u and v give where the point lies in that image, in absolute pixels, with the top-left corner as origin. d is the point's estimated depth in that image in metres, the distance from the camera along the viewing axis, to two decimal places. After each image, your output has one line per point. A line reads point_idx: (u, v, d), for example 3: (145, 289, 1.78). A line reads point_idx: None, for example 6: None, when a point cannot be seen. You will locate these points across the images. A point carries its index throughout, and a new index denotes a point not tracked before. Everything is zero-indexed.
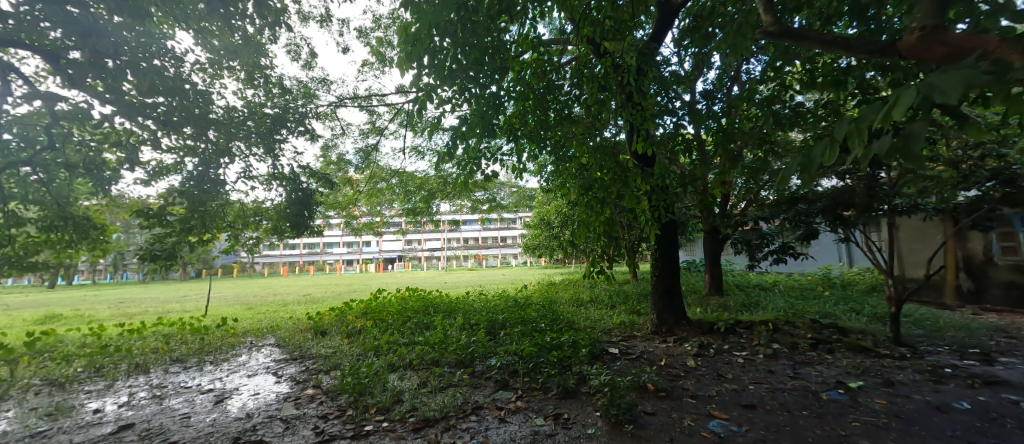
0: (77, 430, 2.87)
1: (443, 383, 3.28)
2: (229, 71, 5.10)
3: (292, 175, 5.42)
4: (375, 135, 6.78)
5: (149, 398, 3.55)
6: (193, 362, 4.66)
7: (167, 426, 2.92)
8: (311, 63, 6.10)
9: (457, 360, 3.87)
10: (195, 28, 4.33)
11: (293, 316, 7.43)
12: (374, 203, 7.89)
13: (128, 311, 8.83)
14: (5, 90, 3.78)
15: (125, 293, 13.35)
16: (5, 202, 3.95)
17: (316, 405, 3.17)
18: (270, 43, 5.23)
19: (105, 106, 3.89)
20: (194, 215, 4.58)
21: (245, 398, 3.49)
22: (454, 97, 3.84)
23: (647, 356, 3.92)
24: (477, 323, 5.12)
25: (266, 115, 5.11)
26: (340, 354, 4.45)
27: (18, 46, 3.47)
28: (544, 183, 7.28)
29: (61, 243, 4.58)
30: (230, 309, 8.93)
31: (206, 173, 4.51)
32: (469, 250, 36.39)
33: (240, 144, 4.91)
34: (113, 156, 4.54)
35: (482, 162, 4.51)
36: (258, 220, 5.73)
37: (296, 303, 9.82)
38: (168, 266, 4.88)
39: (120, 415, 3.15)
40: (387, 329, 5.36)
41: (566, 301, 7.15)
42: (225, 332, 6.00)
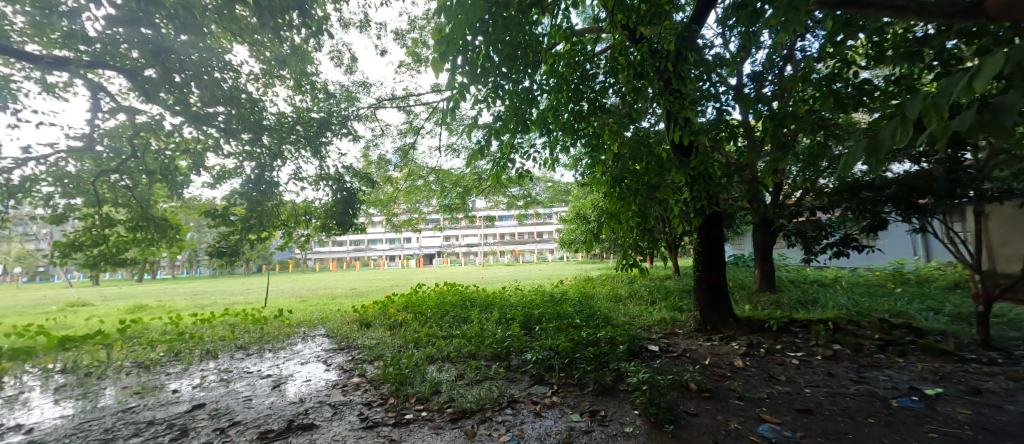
0: (159, 408, 3.20)
1: (479, 376, 3.31)
2: (280, 79, 5.48)
3: (338, 175, 5.72)
4: (412, 134, 7.00)
5: (217, 381, 3.90)
6: (254, 349, 5.05)
7: (233, 407, 3.19)
8: (353, 68, 6.41)
9: (493, 354, 3.90)
10: (249, 41, 4.84)
11: (341, 309, 7.85)
12: (413, 200, 8.13)
13: (201, 302, 9.72)
14: (96, 107, 4.27)
15: (197, 287, 14.75)
16: (99, 205, 4.52)
17: (361, 392, 3.34)
18: (316, 51, 5.56)
19: (176, 117, 4.31)
20: (253, 215, 4.97)
21: (298, 384, 3.74)
22: (487, 94, 3.87)
23: (690, 355, 3.74)
24: (513, 318, 5.12)
25: (312, 119, 5.41)
26: (383, 345, 4.64)
27: (108, 67, 3.94)
28: (579, 177, 7.15)
29: (145, 241, 5.05)
30: (286, 301, 9.60)
31: (262, 176, 4.83)
32: (505, 245, 36.68)
33: (291, 147, 5.26)
34: (184, 162, 5.02)
35: (516, 156, 4.49)
36: (308, 218, 6.08)
37: (344, 296, 10.33)
38: (232, 263, 5.30)
39: (194, 395, 3.49)
40: (426, 323, 5.51)
41: (605, 296, 6.99)
42: (281, 322, 6.46)
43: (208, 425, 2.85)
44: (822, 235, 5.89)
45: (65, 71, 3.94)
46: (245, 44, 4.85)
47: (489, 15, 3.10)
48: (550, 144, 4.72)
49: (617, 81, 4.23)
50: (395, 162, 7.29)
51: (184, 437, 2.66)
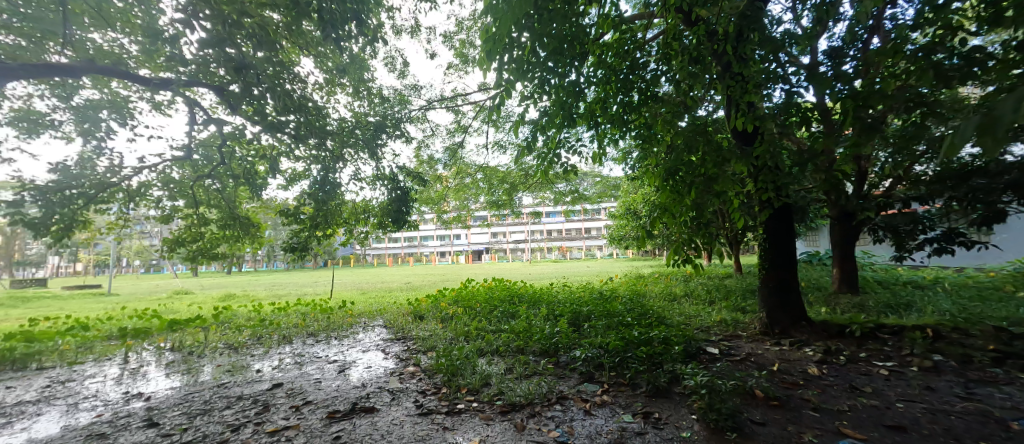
0: (246, 385, 3.60)
1: (527, 371, 3.32)
2: (340, 87, 5.90)
3: (392, 175, 6.01)
4: (460, 133, 7.17)
5: (293, 363, 4.31)
6: (323, 336, 5.50)
7: (305, 388, 3.50)
8: (405, 72, 6.72)
9: (542, 350, 3.89)
10: (314, 53, 5.29)
11: (397, 301, 8.30)
12: (462, 198, 8.34)
13: (277, 293, 10.78)
14: (192, 120, 4.88)
15: (275, 279, 16.39)
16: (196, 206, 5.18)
17: (416, 381, 3.51)
18: (372, 58, 5.89)
19: (255, 127, 4.79)
20: (320, 213, 5.42)
21: (360, 370, 4.02)
22: (533, 89, 3.85)
23: (756, 360, 3.46)
24: (561, 314, 5.08)
25: (369, 123, 5.71)
26: (435, 337, 4.83)
27: (200, 84, 4.48)
28: (629, 171, 6.90)
29: (233, 238, 5.67)
30: (350, 294, 10.34)
31: (326, 177, 5.22)
32: (553, 242, 36.43)
33: (351, 150, 5.63)
34: (262, 167, 5.58)
35: (563, 152, 4.43)
36: (366, 216, 6.48)
37: (400, 290, 10.91)
38: (303, 257, 5.80)
39: (273, 375, 3.88)
40: (476, 317, 5.63)
41: (659, 295, 6.69)
42: (345, 313, 6.97)
43: (286, 402, 3.16)
44: (918, 228, 5.17)
45: (168, 91, 4.54)
46: (310, 57, 5.30)
47: (534, 9, 3.09)
48: (598, 137, 4.59)
49: (670, 67, 4.01)
50: (445, 161, 7.52)
51: (266, 412, 2.98)
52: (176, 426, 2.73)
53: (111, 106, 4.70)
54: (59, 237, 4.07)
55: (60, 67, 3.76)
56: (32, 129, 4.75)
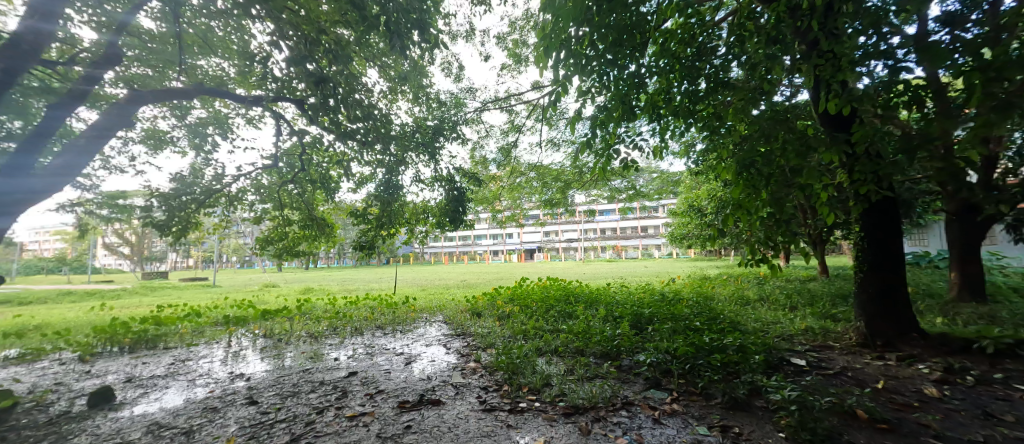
0: (326, 372, 3.94)
1: (589, 373, 3.27)
2: (401, 94, 6.23)
3: (450, 176, 6.20)
4: (514, 133, 7.23)
5: (365, 353, 4.65)
6: (389, 330, 5.86)
7: (377, 377, 3.76)
8: (461, 75, 6.92)
9: (603, 352, 3.81)
10: (379, 63, 5.63)
11: (455, 298, 8.59)
12: (516, 197, 8.42)
13: (347, 287, 11.66)
14: (277, 131, 5.43)
15: (343, 275, 17.76)
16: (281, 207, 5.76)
17: (478, 376, 3.62)
18: (430, 64, 6.14)
19: (330, 135, 5.21)
20: (385, 214, 5.76)
21: (425, 363, 4.22)
22: (591, 85, 3.78)
23: (853, 375, 3.10)
24: (621, 316, 4.94)
25: (428, 127, 5.95)
26: (494, 334, 4.93)
27: (284, 99, 4.96)
28: (693, 165, 6.51)
29: (311, 237, 6.23)
30: (410, 290, 10.90)
31: (391, 180, 5.53)
32: (606, 240, 35.50)
33: (412, 154, 5.91)
34: (335, 172, 6.05)
35: (621, 147, 4.29)
36: (426, 216, 6.78)
37: (456, 287, 11.28)
38: (370, 255, 6.21)
39: (349, 364, 4.21)
40: (533, 316, 5.65)
41: (728, 298, 6.23)
42: (408, 308, 7.35)
43: (361, 390, 3.42)
44: None
45: (258, 107, 5.09)
46: (375, 67, 5.65)
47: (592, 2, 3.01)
48: (660, 131, 4.37)
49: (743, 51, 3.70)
50: (499, 160, 7.64)
51: (345, 398, 3.24)
52: (272, 405, 3.07)
53: (214, 123, 5.38)
54: (177, 236, 4.74)
55: (178, 91, 4.20)
56: (157, 145, 5.60)
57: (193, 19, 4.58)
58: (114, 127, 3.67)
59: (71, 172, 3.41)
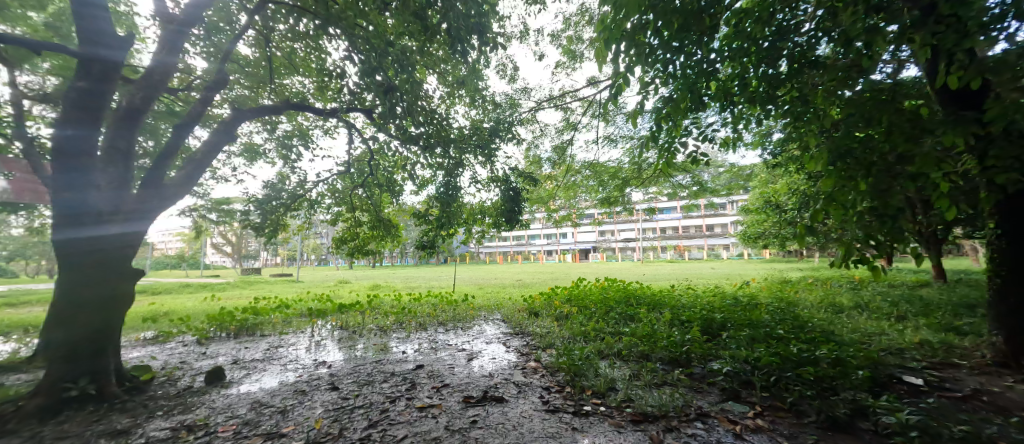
0: (395, 363, 4.18)
1: (657, 380, 3.13)
2: (458, 98, 6.42)
3: (505, 177, 6.21)
4: (569, 131, 7.13)
5: (429, 348, 4.86)
6: (450, 326, 6.07)
7: (442, 372, 3.91)
8: (515, 76, 6.97)
9: (671, 358, 3.62)
10: (438, 70, 5.85)
11: (511, 297, 8.69)
12: (571, 196, 8.29)
13: (409, 285, 12.29)
14: (349, 139, 5.86)
15: (405, 273, 18.77)
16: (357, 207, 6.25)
17: (539, 376, 3.62)
18: (485, 67, 6.25)
19: (395, 141, 5.51)
20: (445, 215, 5.97)
21: (486, 360, 4.31)
22: (655, 77, 3.60)
23: (986, 400, 2.63)
24: (689, 320, 4.66)
25: (485, 129, 6.05)
26: (553, 335, 4.90)
27: (355, 110, 5.34)
28: (769, 157, 5.94)
29: (378, 238, 6.64)
30: (468, 288, 11.22)
31: (451, 182, 5.71)
32: (666, 240, 33.75)
33: (470, 156, 6.05)
34: (399, 175, 6.40)
35: (687, 140, 4.03)
36: (482, 217, 6.91)
37: (512, 286, 11.40)
38: (431, 254, 6.48)
39: (415, 358, 4.43)
40: (592, 317, 5.53)
41: (814, 305, 5.61)
42: (467, 305, 7.57)
43: (428, 383, 3.57)
44: None
45: (334, 119, 5.54)
46: (435, 73, 5.87)
47: None
48: (731, 121, 4.04)
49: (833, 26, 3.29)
50: (553, 159, 7.57)
51: (414, 390, 3.41)
52: (350, 392, 3.32)
53: (298, 135, 5.96)
54: (269, 237, 5.32)
55: (269, 108, 4.64)
56: (250, 156, 6.32)
57: (279, 42, 5.09)
58: (221, 141, 4.12)
59: (188, 181, 3.84)
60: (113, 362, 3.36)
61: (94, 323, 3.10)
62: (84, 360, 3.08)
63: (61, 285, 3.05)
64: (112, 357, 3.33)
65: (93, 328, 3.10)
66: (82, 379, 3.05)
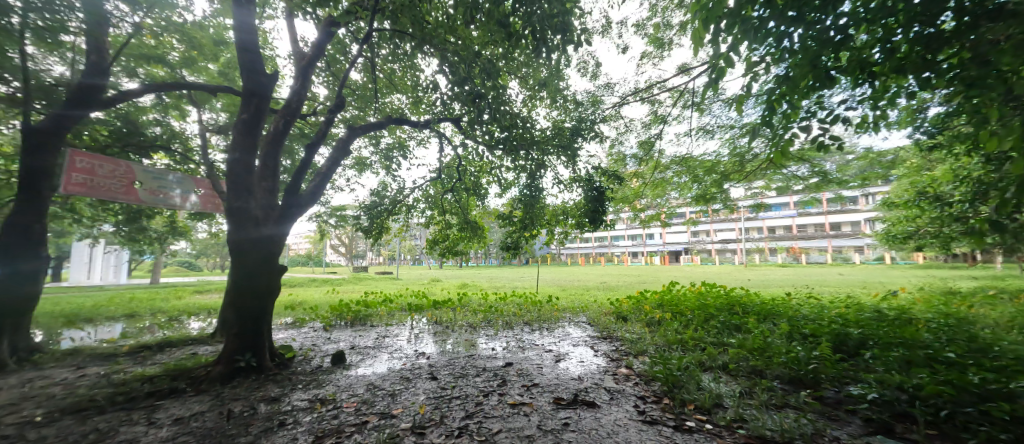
0: (486, 359, 4.33)
1: (776, 400, 2.76)
2: (540, 100, 6.46)
3: (588, 177, 6.01)
4: (657, 124, 6.70)
5: (517, 346, 4.95)
6: (536, 326, 6.11)
7: (531, 371, 3.94)
8: (597, 72, 6.78)
9: (791, 377, 3.16)
10: (519, 74, 5.95)
11: (596, 300, 8.44)
12: (660, 194, 7.77)
13: (494, 284, 12.70)
14: (439, 147, 6.27)
15: (490, 273, 19.48)
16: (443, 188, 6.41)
17: (633, 384, 3.44)
18: (567, 66, 6.18)
19: (480, 146, 5.73)
20: (528, 216, 6.03)
21: (574, 362, 4.24)
22: (764, 57, 3.21)
23: None
24: (813, 334, 4.01)
25: (566, 129, 5.92)
26: (645, 341, 4.63)
27: (444, 119, 5.69)
28: (921, 139, 4.85)
29: (466, 240, 6.93)
30: (551, 289, 11.20)
31: (533, 184, 5.72)
32: (773, 241, 29.72)
33: (551, 157, 5.99)
34: (484, 179, 6.65)
35: (808, 123, 3.47)
36: (565, 218, 6.78)
37: (596, 289, 11.07)
38: (515, 255, 6.58)
39: (505, 355, 4.54)
40: (689, 325, 5.10)
41: (996, 324, 4.40)
42: (551, 306, 7.55)
43: (518, 381, 3.63)
44: None
45: (427, 130, 5.99)
46: (517, 77, 5.99)
47: None
48: (869, 99, 3.38)
49: None
50: (639, 156, 7.16)
51: (505, 386, 3.49)
52: (448, 383, 3.53)
53: (398, 147, 6.58)
54: (374, 239, 5.93)
55: (374, 124, 5.18)
56: (359, 167, 7.14)
57: (382, 63, 5.68)
58: (340, 157, 4.75)
59: (317, 190, 4.50)
60: (268, 342, 4.05)
61: (254, 307, 3.76)
62: (248, 338, 3.75)
63: (233, 277, 3.75)
64: (267, 338, 4.01)
65: (254, 312, 3.76)
66: (247, 354, 3.72)
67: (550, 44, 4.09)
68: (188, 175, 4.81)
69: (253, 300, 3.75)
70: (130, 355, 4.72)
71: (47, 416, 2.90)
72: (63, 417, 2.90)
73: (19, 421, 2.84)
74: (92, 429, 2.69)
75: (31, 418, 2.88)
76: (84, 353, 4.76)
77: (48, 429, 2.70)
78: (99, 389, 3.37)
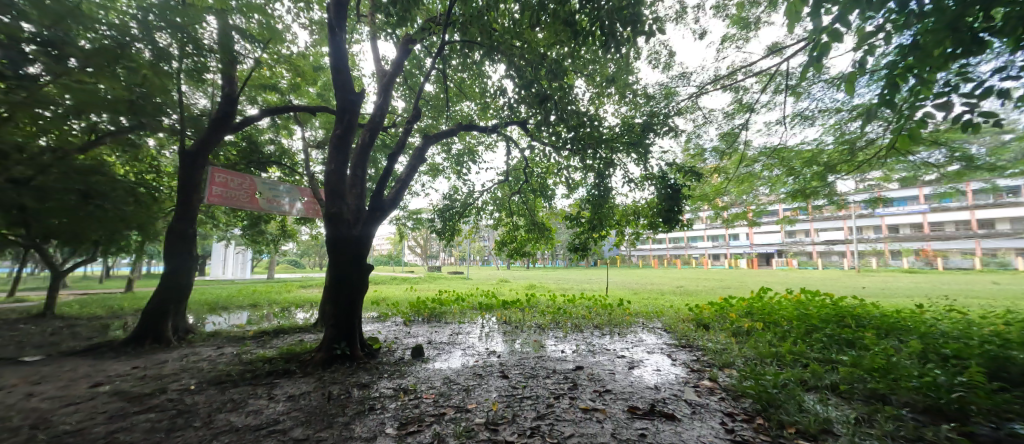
0: (555, 361, 4.28)
1: (907, 432, 2.32)
2: (608, 96, 6.24)
3: (661, 174, 5.62)
4: (742, 113, 6.07)
5: (587, 350, 4.81)
6: (607, 330, 5.90)
7: (603, 376, 3.80)
8: (670, 62, 6.35)
9: (927, 406, 2.63)
10: (586, 72, 5.80)
11: (673, 305, 7.89)
12: (746, 191, 7.04)
13: (562, 286, 12.56)
14: (507, 150, 6.36)
15: (559, 274, 19.35)
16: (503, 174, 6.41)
17: (718, 398, 3.13)
18: (636, 59, 5.88)
19: (546, 146, 5.69)
20: (597, 217, 5.84)
21: (650, 370, 4.00)
22: (884, 25, 2.72)
23: None
24: (955, 355, 3.30)
25: (636, 125, 5.56)
26: (731, 352, 4.21)
27: (511, 123, 5.74)
28: None
29: (533, 241, 6.90)
30: (622, 293, 10.75)
31: (601, 183, 5.52)
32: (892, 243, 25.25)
33: (620, 155, 5.71)
34: (551, 179, 6.59)
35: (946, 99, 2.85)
36: (636, 218, 6.41)
37: (672, 293, 10.37)
38: (583, 257, 6.42)
39: (576, 358, 4.44)
40: (786, 337, 4.53)
41: None
42: (623, 311, 7.23)
43: (590, 385, 3.52)
44: None
45: (496, 134, 6.11)
46: (583, 75, 5.85)
47: None
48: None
49: None
50: (721, 150, 6.56)
51: (576, 390, 3.40)
52: (519, 382, 3.54)
53: (467, 152, 6.82)
54: (447, 240, 6.21)
55: (446, 131, 5.42)
56: (432, 172, 7.54)
57: (453, 73, 5.94)
58: (416, 163, 5.04)
59: (398, 195, 4.83)
60: (360, 333, 4.42)
61: (348, 301, 4.14)
62: (343, 329, 4.14)
63: (330, 273, 4.18)
64: (359, 329, 4.38)
65: (348, 305, 4.14)
66: (343, 342, 4.10)
67: (620, 38, 3.90)
68: (295, 185, 5.52)
69: (347, 294, 4.13)
70: (254, 339, 5.53)
71: (197, 386, 3.48)
72: (207, 387, 3.46)
73: (180, 388, 3.46)
74: (229, 399, 3.16)
75: (187, 385, 3.49)
76: (221, 335, 5.67)
77: (198, 396, 3.24)
78: (232, 366, 3.99)
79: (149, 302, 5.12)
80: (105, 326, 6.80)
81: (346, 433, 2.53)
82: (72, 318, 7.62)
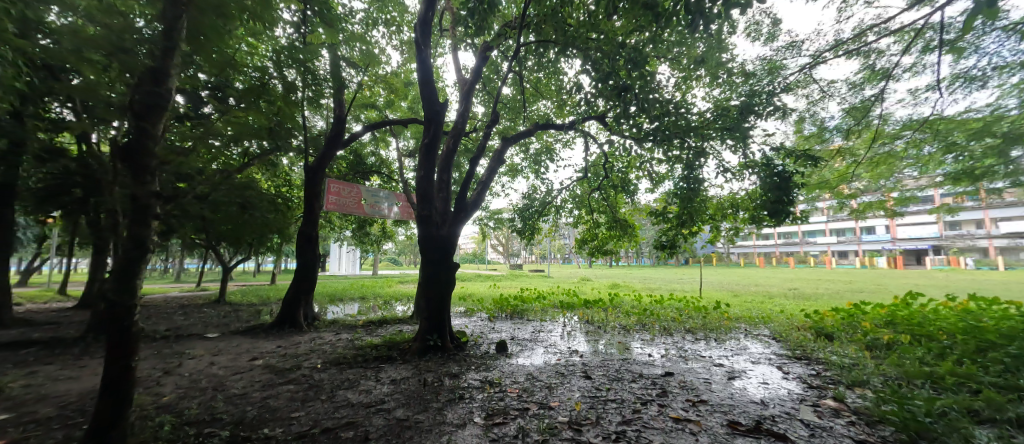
0: (642, 365, 4.04)
1: None
2: (697, 80, 5.70)
3: (765, 160, 4.94)
4: (876, 81, 5.06)
5: (678, 355, 4.46)
6: (702, 335, 5.41)
7: (697, 385, 3.48)
8: (775, 33, 5.57)
9: None
10: (671, 55, 5.37)
11: (783, 310, 6.92)
12: (881, 175, 5.85)
13: (650, 286, 11.86)
14: (586, 146, 6.20)
15: (646, 273, 18.38)
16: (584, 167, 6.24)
17: (845, 422, 2.66)
18: (731, 35, 5.27)
19: (626, 140, 5.40)
20: (686, 212, 5.40)
21: (753, 383, 3.55)
22: None
23: None
24: None
25: (732, 108, 4.95)
26: (864, 369, 3.54)
27: (589, 118, 5.58)
28: None
29: (616, 239, 6.64)
30: (719, 294, 9.77)
31: (690, 175, 5.07)
32: None
33: (713, 143, 5.17)
34: (634, 173, 6.26)
35: None
36: (734, 211, 5.79)
37: (782, 296, 9.10)
38: (671, 255, 5.97)
39: (665, 363, 4.15)
40: (943, 354, 3.66)
41: None
42: (721, 314, 6.57)
43: (681, 394, 3.25)
44: None
45: (573, 131, 5.99)
46: (668, 59, 5.42)
47: None
48: None
49: None
50: (844, 128, 5.56)
51: (665, 397, 3.18)
52: (603, 384, 3.43)
53: (546, 151, 6.83)
54: (528, 239, 6.28)
55: (524, 131, 5.48)
56: (512, 172, 7.69)
57: (530, 74, 5.99)
58: (496, 165, 5.18)
59: (479, 198, 5.02)
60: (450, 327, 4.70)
61: (438, 297, 4.43)
62: (435, 322, 4.43)
63: (422, 271, 4.52)
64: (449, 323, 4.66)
65: (438, 301, 4.43)
66: (434, 335, 4.40)
67: (710, 13, 3.51)
68: (393, 191, 6.11)
69: (436, 291, 4.42)
70: (365, 326, 6.27)
71: (322, 365, 4.04)
72: (329, 366, 4.00)
73: (310, 365, 4.05)
74: (346, 378, 3.61)
75: (315, 364, 4.07)
76: (339, 322, 6.53)
77: (323, 373, 3.76)
78: (347, 350, 4.56)
79: (287, 292, 6.10)
80: (257, 311, 8.31)
81: (439, 418, 2.71)
82: (235, 305, 9.47)
